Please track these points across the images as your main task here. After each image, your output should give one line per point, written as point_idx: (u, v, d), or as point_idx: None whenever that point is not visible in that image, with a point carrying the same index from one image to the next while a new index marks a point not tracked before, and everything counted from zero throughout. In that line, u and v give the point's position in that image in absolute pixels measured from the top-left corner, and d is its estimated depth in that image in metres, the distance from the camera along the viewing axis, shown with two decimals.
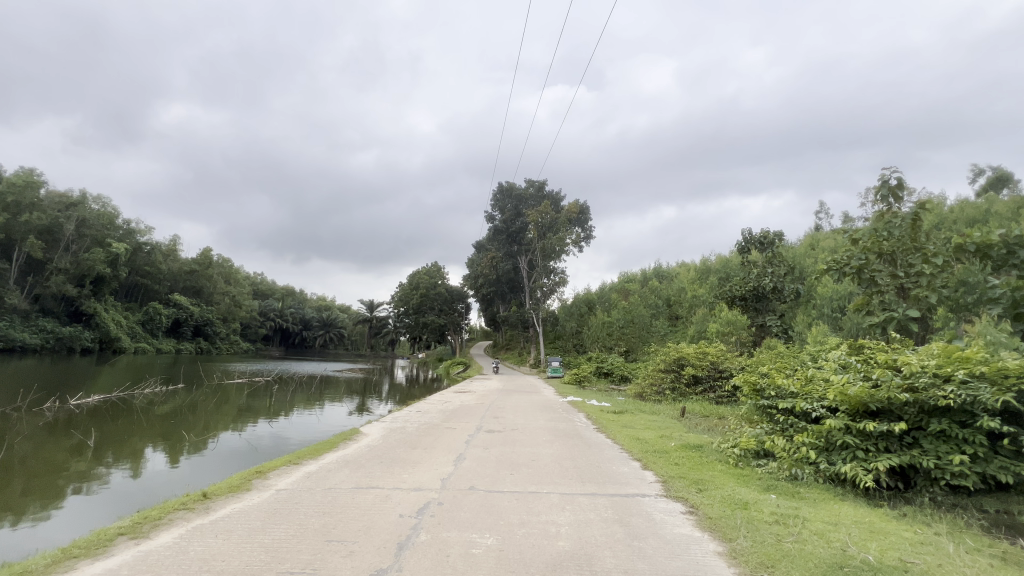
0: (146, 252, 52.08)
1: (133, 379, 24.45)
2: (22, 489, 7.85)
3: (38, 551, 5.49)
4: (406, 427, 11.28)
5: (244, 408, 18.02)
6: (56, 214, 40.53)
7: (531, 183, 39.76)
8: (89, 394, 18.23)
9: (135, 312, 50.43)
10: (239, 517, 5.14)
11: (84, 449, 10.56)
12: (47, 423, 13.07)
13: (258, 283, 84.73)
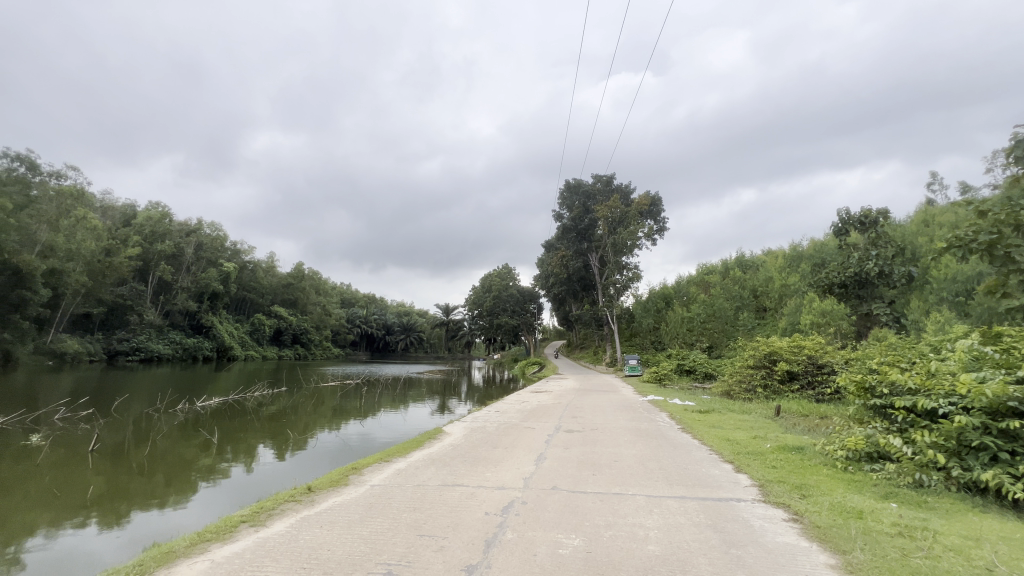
0: (250, 269, 58.08)
1: (245, 383, 27.40)
2: (164, 480, 9.10)
3: (180, 536, 6.35)
4: (486, 427, 11.53)
5: (338, 409, 19.44)
6: (179, 240, 46.45)
7: (599, 178, 38.94)
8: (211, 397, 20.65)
9: (244, 323, 56.43)
10: (340, 509, 5.56)
11: (210, 446, 12.01)
12: (179, 422, 15.06)
13: (344, 292, 91.18)
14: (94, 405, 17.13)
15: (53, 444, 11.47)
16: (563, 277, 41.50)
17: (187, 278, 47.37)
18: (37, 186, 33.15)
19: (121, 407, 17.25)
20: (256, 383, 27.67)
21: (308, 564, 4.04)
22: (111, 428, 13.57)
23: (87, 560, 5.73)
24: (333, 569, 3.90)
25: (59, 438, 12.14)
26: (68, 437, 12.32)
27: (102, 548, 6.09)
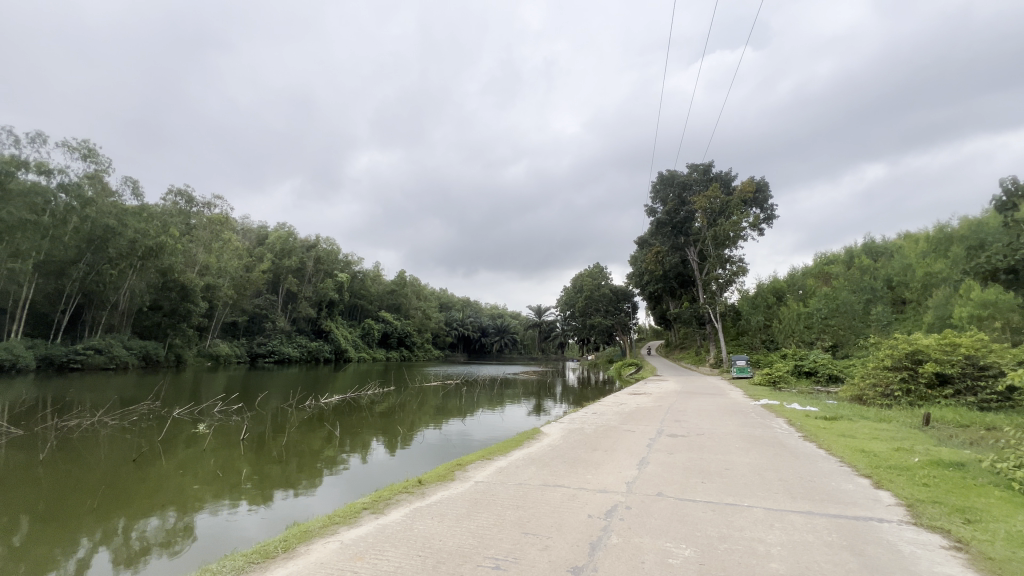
0: (360, 278, 63.78)
1: (359, 382, 30.10)
2: (297, 467, 10.34)
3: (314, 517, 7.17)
4: (584, 429, 11.40)
5: (441, 408, 20.50)
6: (302, 255, 52.54)
7: (695, 167, 36.80)
8: (333, 395, 23.04)
9: (356, 328, 62.06)
10: (447, 503, 5.87)
11: (334, 439, 13.35)
12: (309, 416, 17.04)
13: (442, 296, 96.23)
14: (243, 400, 19.96)
15: (215, 432, 13.59)
16: (659, 274, 39.71)
17: (309, 288, 53.27)
18: (195, 216, 39.59)
19: (264, 402, 19.89)
20: (369, 382, 30.23)
21: (422, 552, 4.33)
22: (257, 421, 15.72)
23: (240, 534, 6.66)
24: (443, 559, 4.13)
25: (219, 428, 14.33)
26: (224, 427, 14.51)
27: (253, 524, 7.08)
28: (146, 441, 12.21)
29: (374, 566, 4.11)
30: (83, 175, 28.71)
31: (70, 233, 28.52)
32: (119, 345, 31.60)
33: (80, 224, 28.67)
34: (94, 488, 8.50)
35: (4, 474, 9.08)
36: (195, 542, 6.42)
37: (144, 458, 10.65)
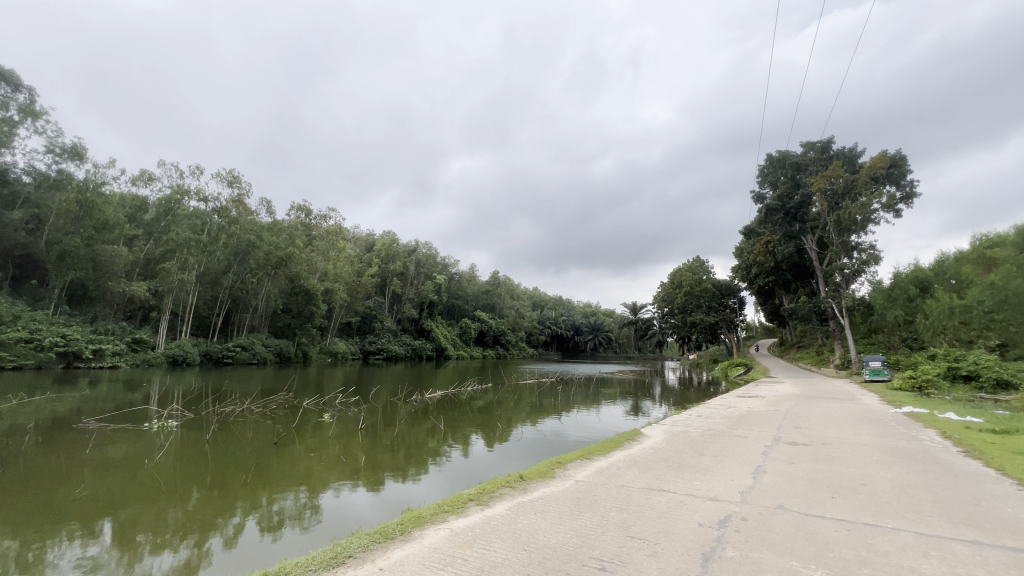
0: (457, 280, 66.83)
1: (458, 379, 31.55)
2: (406, 456, 11.19)
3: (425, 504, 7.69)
4: (689, 432, 10.81)
5: (538, 406, 20.71)
6: (404, 259, 56.40)
7: (811, 146, 32.96)
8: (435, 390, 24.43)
9: (454, 327, 65.15)
10: (549, 500, 5.94)
11: (437, 432, 14.18)
12: (415, 410, 18.29)
13: (534, 295, 97.31)
14: (359, 393, 22.05)
15: (337, 421, 15.18)
16: (770, 265, 36.27)
17: (412, 290, 57.02)
18: (315, 228, 44.46)
19: (377, 395, 21.76)
20: (467, 379, 31.57)
21: (527, 546, 4.43)
22: (371, 412, 17.26)
23: (359, 515, 7.36)
24: (549, 555, 4.19)
25: (340, 418, 15.95)
26: (345, 417, 16.15)
27: (369, 506, 7.79)
28: (282, 427, 14.00)
29: (483, 555, 4.30)
30: (230, 200, 33.85)
31: (222, 248, 33.83)
32: (259, 343, 36.66)
33: (228, 241, 33.88)
34: (246, 466, 9.97)
35: (182, 450, 11.02)
36: (322, 519, 7.19)
37: (282, 441, 12.23)
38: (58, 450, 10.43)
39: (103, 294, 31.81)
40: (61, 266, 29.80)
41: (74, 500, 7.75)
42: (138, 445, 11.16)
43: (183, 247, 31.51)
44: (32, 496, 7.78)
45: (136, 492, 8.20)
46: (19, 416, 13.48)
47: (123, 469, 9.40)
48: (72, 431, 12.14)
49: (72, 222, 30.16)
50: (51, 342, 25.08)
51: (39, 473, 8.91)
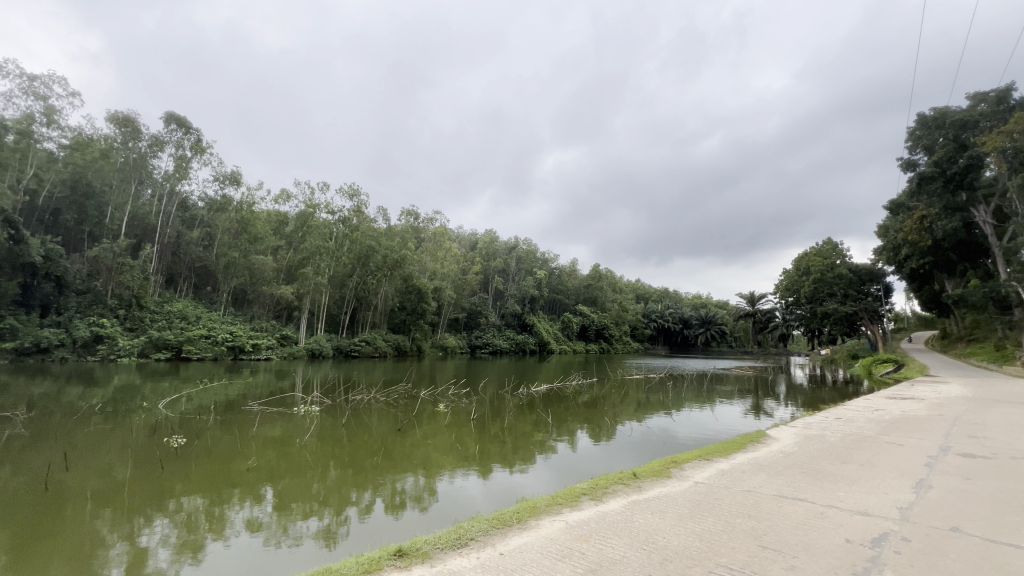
0: (557, 275, 67.21)
1: (563, 374, 31.58)
2: (513, 447, 11.52)
3: (538, 493, 7.88)
4: (825, 436, 9.65)
5: (645, 402, 20.03)
6: (505, 256, 57.93)
7: (981, 97, 27.17)
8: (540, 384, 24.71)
9: (556, 322, 65.38)
10: (666, 500, 5.75)
11: (543, 425, 14.40)
12: (522, 403, 18.74)
13: (638, 287, 93.87)
14: (468, 385, 23.24)
15: (451, 411, 16.15)
16: (927, 244, 30.75)
17: (513, 286, 58.40)
18: (423, 230, 47.59)
19: (485, 388, 22.75)
20: (571, 373, 31.44)
21: (647, 545, 4.33)
22: (481, 404, 18.09)
23: (471, 501, 7.75)
24: (670, 556, 4.05)
25: (454, 408, 16.96)
26: (459, 407, 17.14)
27: (479, 493, 8.17)
28: (403, 415, 15.29)
29: (600, 550, 4.30)
30: (352, 210, 37.63)
31: (347, 254, 37.91)
32: (380, 339, 40.36)
33: (352, 247, 37.83)
34: (374, 448, 11.11)
35: (324, 432, 12.56)
36: (438, 501, 7.74)
37: (403, 428, 13.31)
38: (233, 428, 12.54)
39: (257, 297, 37.44)
40: (227, 274, 35.82)
41: (247, 469, 9.30)
42: (290, 426, 12.97)
43: (316, 254, 36.03)
44: (216, 466, 9.43)
45: (289, 466, 9.53)
46: (205, 399, 16.51)
47: (279, 446, 10.99)
48: (242, 412, 14.55)
49: (233, 237, 36.85)
50: (223, 338, 30.39)
51: (220, 446, 10.78)
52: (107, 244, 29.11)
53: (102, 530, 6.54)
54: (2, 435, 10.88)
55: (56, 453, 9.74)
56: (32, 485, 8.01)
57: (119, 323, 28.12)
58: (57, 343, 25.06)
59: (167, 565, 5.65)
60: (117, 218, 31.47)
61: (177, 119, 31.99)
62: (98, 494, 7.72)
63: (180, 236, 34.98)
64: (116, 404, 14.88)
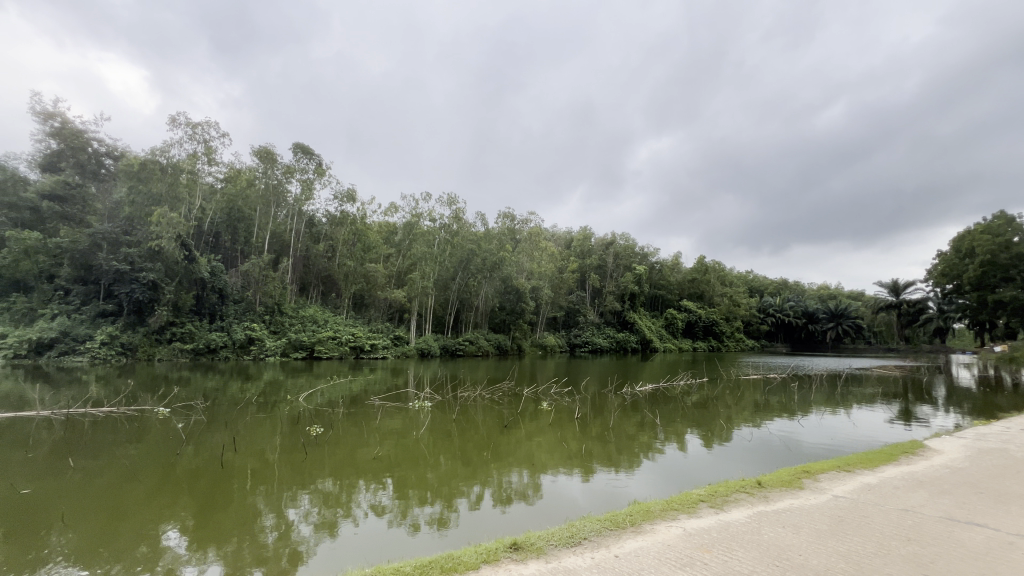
0: (658, 270, 64.49)
1: (669, 373, 30.06)
2: (617, 448, 11.22)
3: (648, 496, 7.63)
4: (1008, 451, 8.00)
5: (764, 405, 18.30)
6: (601, 253, 56.83)
7: None
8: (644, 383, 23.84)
9: (659, 318, 62.55)
10: (798, 514, 5.23)
11: (649, 426, 13.85)
12: (626, 402, 18.20)
13: (751, 279, 86.08)
14: (570, 384, 23.14)
15: (553, 409, 16.27)
16: None
17: (612, 282, 56.99)
18: (519, 232, 48.46)
19: (586, 386, 22.52)
20: (678, 372, 29.83)
21: (779, 561, 3.99)
22: (583, 402, 17.95)
23: (574, 500, 7.69)
24: None
25: (557, 407, 17.02)
26: (562, 405, 17.16)
27: (582, 492, 8.07)
28: (508, 412, 15.74)
29: (724, 562, 4.06)
30: (451, 217, 39.82)
31: (449, 258, 40.01)
32: (482, 338, 41.95)
33: (453, 251, 39.80)
34: (480, 443, 11.57)
35: (435, 426, 13.42)
36: (542, 499, 7.81)
37: (507, 425, 13.69)
38: (358, 420, 13.92)
39: (373, 301, 41.11)
40: (347, 282, 39.84)
41: (372, 457, 10.27)
42: (405, 420, 14.06)
43: (422, 259, 38.58)
44: (345, 453, 10.55)
45: (405, 457, 10.31)
46: (334, 393, 18.54)
47: (397, 438, 11.96)
48: (366, 406, 16.12)
49: (351, 248, 40.91)
50: (346, 339, 33.91)
51: (347, 436, 12.04)
52: (254, 259, 34.11)
53: (260, 503, 7.64)
54: (187, 420, 13.26)
55: (226, 437, 11.66)
56: (209, 463, 9.63)
57: (265, 327, 32.72)
58: (221, 344, 29.88)
59: (309, 538, 6.44)
60: (261, 236, 37.12)
61: (303, 147, 36.22)
62: (256, 473, 9.06)
63: (308, 249, 39.60)
64: (267, 396, 17.36)
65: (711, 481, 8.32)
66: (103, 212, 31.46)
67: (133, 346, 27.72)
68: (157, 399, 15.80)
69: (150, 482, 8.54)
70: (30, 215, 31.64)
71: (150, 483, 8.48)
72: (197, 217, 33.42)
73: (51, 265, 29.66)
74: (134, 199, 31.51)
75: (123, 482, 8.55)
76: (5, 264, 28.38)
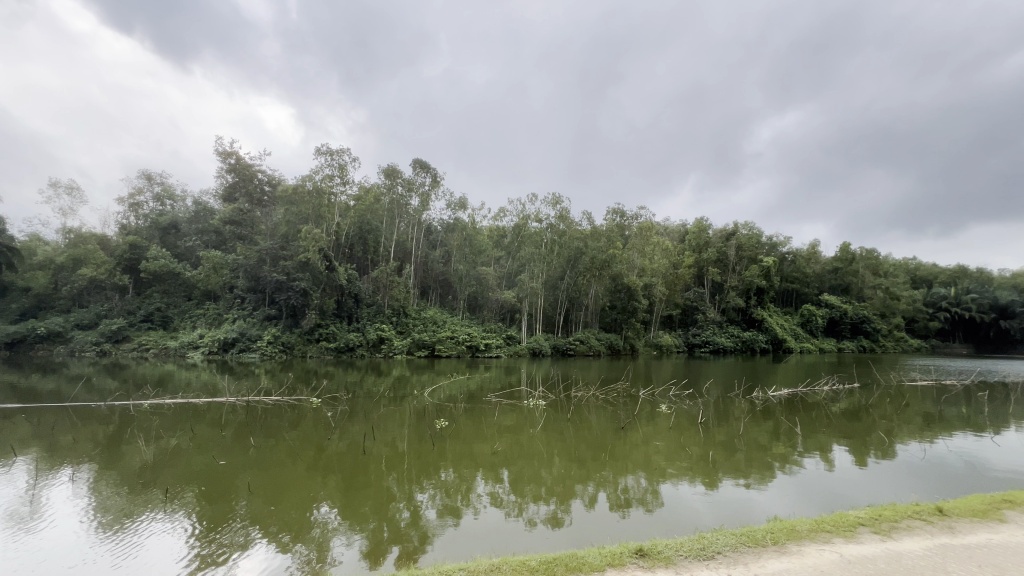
0: (791, 261, 57.95)
1: (808, 376, 26.68)
2: (745, 458, 10.24)
3: (788, 514, 6.88)
4: None
5: (939, 417, 15.30)
6: (721, 246, 52.66)
7: None
8: (779, 388, 21.45)
9: (794, 316, 55.94)
10: (1002, 554, 4.31)
11: (785, 435, 12.45)
12: (758, 408, 16.54)
13: (915, 268, 72.56)
14: (691, 387, 21.71)
15: (672, 413, 15.45)
16: None
17: (734, 277, 52.34)
18: (629, 228, 46.89)
19: (709, 390, 20.97)
20: (821, 376, 26.27)
21: None
22: (706, 407, 16.77)
23: (696, 510, 7.22)
24: None
25: (677, 410, 16.08)
26: (682, 410, 16.17)
27: (706, 503, 7.55)
28: (623, 414, 15.32)
29: None
30: (558, 217, 39.95)
31: (557, 258, 40.17)
32: (593, 337, 41.38)
33: (562, 250, 39.88)
34: (595, 445, 11.42)
35: (549, 425, 13.57)
36: (663, 506, 7.46)
37: (623, 427, 13.31)
38: (476, 416, 14.66)
39: (486, 303, 42.96)
40: (462, 284, 42.20)
41: (490, 452, 10.74)
42: (519, 418, 14.45)
43: (531, 261, 39.33)
44: (465, 447, 11.16)
45: (522, 453, 10.63)
46: (454, 389, 19.81)
47: (512, 434, 12.35)
48: (483, 402, 16.94)
49: (464, 253, 43.28)
50: (463, 338, 35.96)
51: (467, 430, 12.74)
52: (382, 266, 37.81)
53: (395, 488, 8.44)
54: (334, 410, 15.23)
55: (364, 426, 13.12)
56: (351, 449, 10.87)
57: (393, 327, 36.07)
58: (358, 343, 33.66)
59: (436, 523, 6.92)
60: (387, 246, 41.03)
61: (421, 163, 39.28)
62: (390, 461, 10.04)
63: (427, 256, 43.01)
64: (397, 390, 19.18)
65: (869, 503, 7.22)
66: (266, 232, 37.43)
67: (291, 344, 32.57)
68: (311, 391, 18.34)
69: (307, 462, 9.93)
70: (216, 238, 38.88)
71: (307, 463, 9.87)
72: (336, 232, 38.10)
73: (231, 278, 36.16)
74: (290, 219, 37.41)
75: (288, 460, 10.10)
76: (202, 279, 35.37)
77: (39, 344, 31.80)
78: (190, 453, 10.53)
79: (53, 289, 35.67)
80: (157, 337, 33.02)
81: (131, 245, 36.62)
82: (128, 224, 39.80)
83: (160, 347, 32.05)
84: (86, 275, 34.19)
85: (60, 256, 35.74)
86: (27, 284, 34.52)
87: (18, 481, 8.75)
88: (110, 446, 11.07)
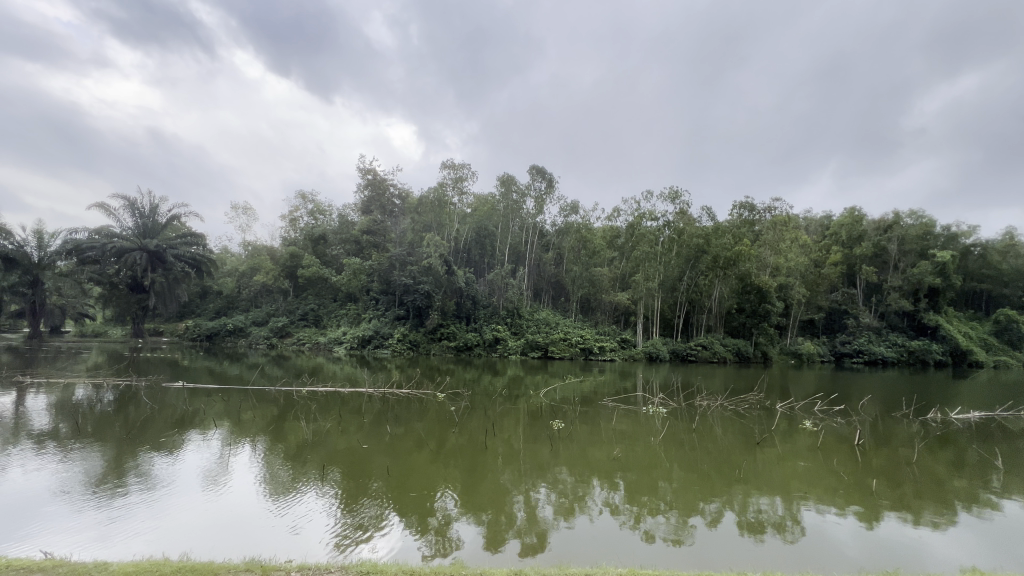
0: (978, 255, 47.51)
1: (1009, 398, 21.49)
2: (915, 490, 8.66)
3: (983, 569, 5.62)
4: None
5: None
6: (878, 239, 45.08)
7: None
8: (967, 410, 17.60)
9: (983, 322, 45.70)
10: None
11: (971, 468, 10.23)
12: (935, 433, 13.78)
13: None
14: (844, 403, 18.85)
15: (817, 432, 13.60)
16: None
17: (896, 275, 44.51)
18: (760, 222, 42.53)
19: (866, 407, 18.01)
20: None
21: None
22: (862, 427, 14.44)
23: (848, 546, 6.28)
24: None
25: (823, 429, 14.10)
26: (831, 428, 14.16)
27: (862, 538, 6.53)
28: (756, 429, 13.91)
29: None
30: (676, 214, 37.70)
31: (675, 257, 38.00)
32: (718, 343, 38.16)
33: (680, 250, 37.67)
34: (722, 460, 10.52)
35: (669, 435, 12.86)
36: (806, 536, 6.60)
37: (756, 444, 12.04)
38: (592, 419, 14.46)
39: (599, 304, 42.27)
40: (574, 286, 42.14)
41: (606, 458, 10.50)
42: (638, 424, 13.93)
43: (646, 261, 37.80)
44: (580, 450, 11.09)
45: (640, 462, 10.21)
46: (569, 391, 19.80)
47: (629, 442, 11.95)
48: (597, 406, 16.67)
49: (577, 254, 43.11)
50: (576, 340, 35.85)
51: (582, 433, 12.66)
52: (498, 269, 39.36)
53: (512, 484, 8.67)
54: (456, 405, 16.20)
55: (483, 422, 13.72)
56: (470, 443, 11.46)
57: (508, 328, 37.30)
58: (476, 342, 35.48)
59: (551, 521, 7.01)
60: (502, 250, 42.61)
61: (537, 169, 40.17)
62: (508, 457, 10.36)
63: (540, 258, 44.65)
64: (513, 389, 19.76)
65: None
66: (396, 239, 41.29)
67: (417, 342, 35.53)
68: (436, 386, 19.80)
69: (432, 452, 10.68)
70: (356, 246, 43.90)
71: (432, 453, 10.62)
72: (455, 238, 40.62)
73: (368, 282, 40.59)
74: (415, 228, 41.05)
75: (416, 448, 10.98)
76: (345, 282, 40.24)
77: (228, 337, 38.70)
78: (337, 436, 12.02)
79: (237, 292, 43.53)
80: (311, 333, 38.31)
81: (292, 254, 43.21)
82: (290, 237, 47.03)
83: (313, 342, 37.19)
84: (260, 281, 41.57)
85: (243, 265, 43.64)
86: (220, 288, 42.73)
87: (212, 448, 10.74)
88: (278, 425, 13.07)
